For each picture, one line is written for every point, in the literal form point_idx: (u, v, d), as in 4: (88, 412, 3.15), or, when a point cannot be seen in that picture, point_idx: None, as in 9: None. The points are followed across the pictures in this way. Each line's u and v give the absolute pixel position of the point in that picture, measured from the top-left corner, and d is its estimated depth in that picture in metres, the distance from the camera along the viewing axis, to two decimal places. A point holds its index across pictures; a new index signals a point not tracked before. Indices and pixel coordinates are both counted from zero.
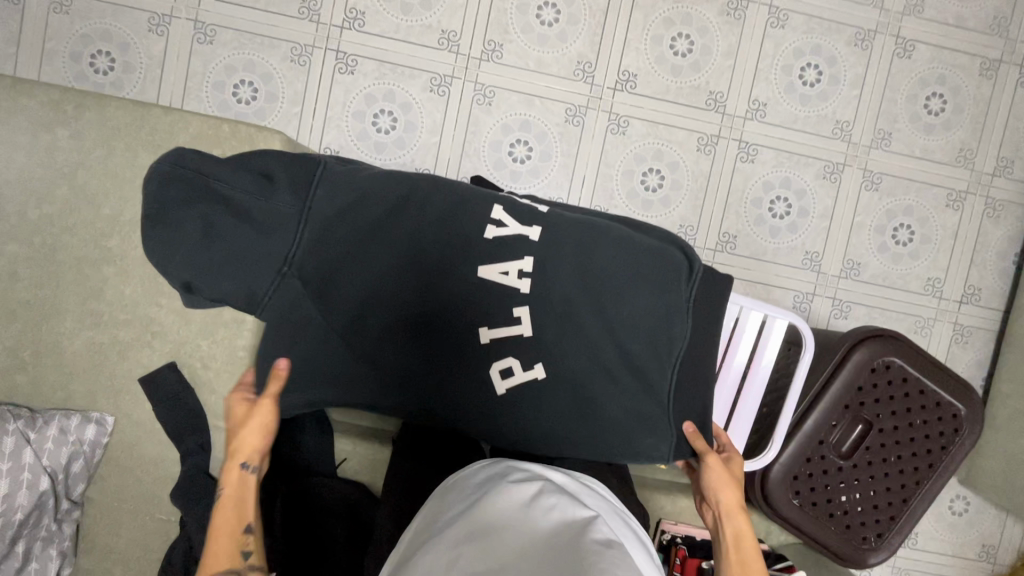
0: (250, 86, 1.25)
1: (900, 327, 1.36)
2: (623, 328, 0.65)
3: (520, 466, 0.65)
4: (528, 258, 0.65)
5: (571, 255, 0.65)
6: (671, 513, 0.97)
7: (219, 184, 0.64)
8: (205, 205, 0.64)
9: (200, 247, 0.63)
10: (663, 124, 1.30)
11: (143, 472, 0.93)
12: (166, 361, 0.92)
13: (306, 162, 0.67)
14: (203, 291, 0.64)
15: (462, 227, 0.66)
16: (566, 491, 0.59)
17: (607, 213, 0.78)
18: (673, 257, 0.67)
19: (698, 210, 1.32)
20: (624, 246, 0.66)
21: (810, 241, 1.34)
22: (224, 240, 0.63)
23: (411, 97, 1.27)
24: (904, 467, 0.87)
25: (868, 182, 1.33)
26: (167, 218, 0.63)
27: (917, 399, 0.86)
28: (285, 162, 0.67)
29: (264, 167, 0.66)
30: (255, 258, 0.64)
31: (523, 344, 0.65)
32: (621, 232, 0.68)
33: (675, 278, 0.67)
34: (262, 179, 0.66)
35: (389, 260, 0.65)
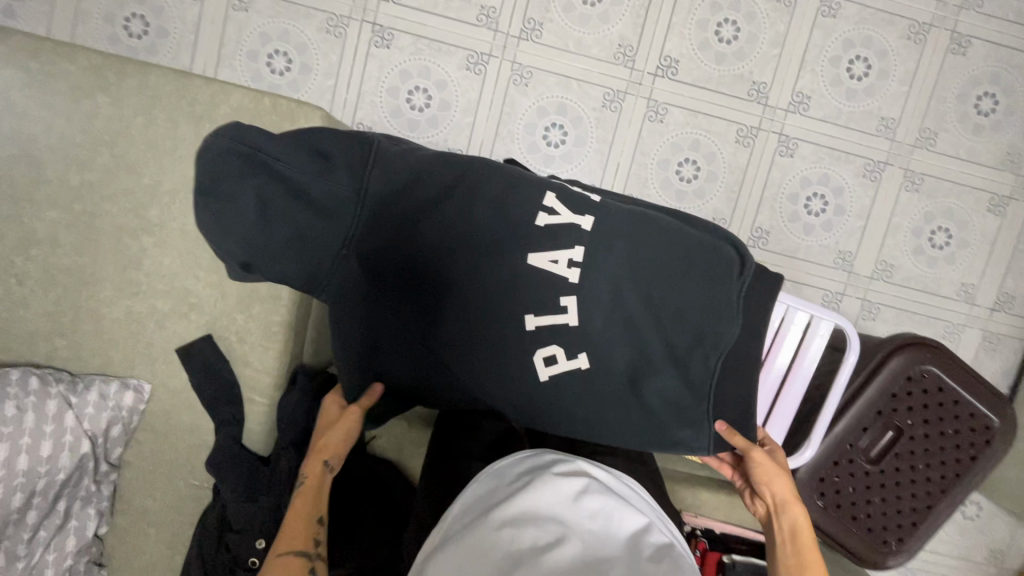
0: (284, 56, 1.23)
1: (929, 331, 1.35)
2: (671, 321, 0.65)
3: (563, 459, 0.65)
4: (578, 247, 0.65)
5: (623, 247, 0.65)
6: (691, 505, 0.99)
7: (278, 161, 0.64)
8: (264, 182, 0.64)
9: (259, 226, 0.65)
10: (702, 114, 1.27)
11: (179, 439, 0.95)
12: (203, 332, 0.93)
13: (359, 143, 0.68)
14: (261, 270, 0.67)
15: (514, 214, 0.66)
16: (609, 492, 0.60)
17: (657, 205, 0.78)
18: (725, 252, 0.67)
19: (731, 203, 1.30)
20: (675, 241, 0.66)
21: (844, 240, 1.32)
22: (282, 220, 0.65)
23: (447, 75, 1.24)
24: (932, 475, 0.86)
25: (909, 183, 1.30)
26: (224, 194, 0.64)
27: (950, 408, 0.85)
28: (340, 142, 0.68)
29: (319, 145, 0.67)
30: (315, 240, 0.66)
31: (569, 335, 0.65)
32: (673, 225, 0.68)
33: (726, 273, 0.67)
34: (318, 158, 0.66)
35: (440, 245, 0.66)
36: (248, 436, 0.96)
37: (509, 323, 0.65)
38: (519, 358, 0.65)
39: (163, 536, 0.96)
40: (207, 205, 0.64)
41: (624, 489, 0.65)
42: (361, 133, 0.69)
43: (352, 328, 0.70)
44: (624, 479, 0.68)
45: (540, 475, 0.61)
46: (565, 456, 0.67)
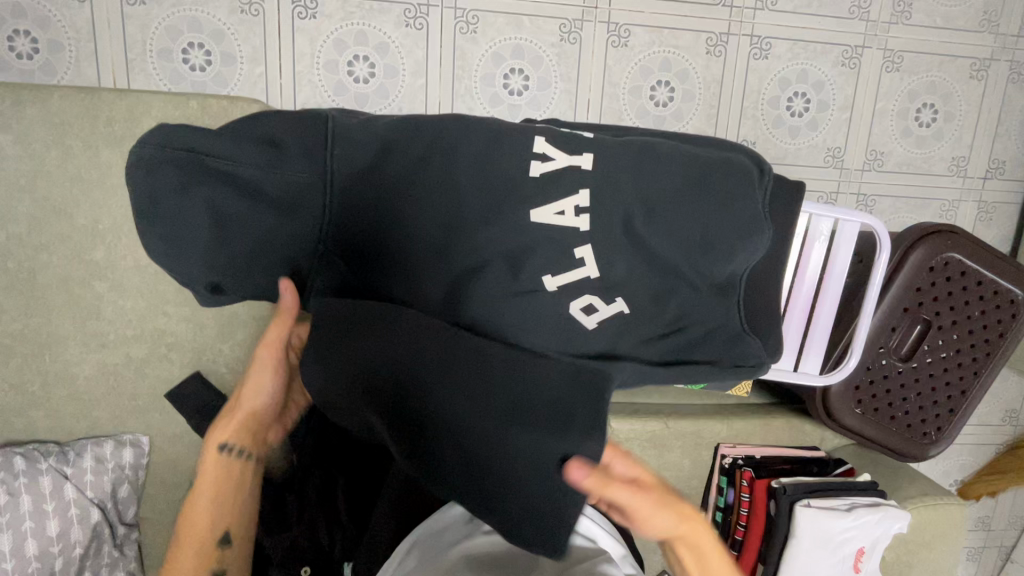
0: (201, 49, 1.09)
1: (926, 213, 1.33)
2: (700, 251, 0.60)
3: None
4: (583, 191, 0.59)
5: (632, 185, 0.59)
6: (727, 437, 0.98)
7: (228, 163, 0.54)
8: (213, 190, 0.54)
9: (220, 240, 0.55)
10: (668, 29, 1.17)
11: (194, 484, 0.90)
12: (190, 370, 0.86)
13: (317, 118, 0.58)
14: (232, 290, 0.57)
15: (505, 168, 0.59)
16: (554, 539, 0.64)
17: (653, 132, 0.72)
18: (741, 164, 0.63)
19: (712, 120, 1.23)
20: (682, 163, 0.61)
21: (831, 136, 1.26)
22: (246, 227, 0.55)
23: (387, 36, 1.12)
24: (962, 359, 0.85)
25: (890, 63, 1.24)
26: (166, 212, 0.54)
27: (975, 291, 0.83)
28: (298, 125, 0.58)
29: (267, 132, 0.57)
30: (287, 246, 0.57)
31: (592, 289, 0.59)
32: (675, 147, 0.62)
33: (748, 185, 0.62)
34: (270, 147, 0.56)
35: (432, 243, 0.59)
36: None
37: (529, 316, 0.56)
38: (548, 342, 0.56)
39: None
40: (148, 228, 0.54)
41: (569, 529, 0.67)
42: (311, 110, 0.59)
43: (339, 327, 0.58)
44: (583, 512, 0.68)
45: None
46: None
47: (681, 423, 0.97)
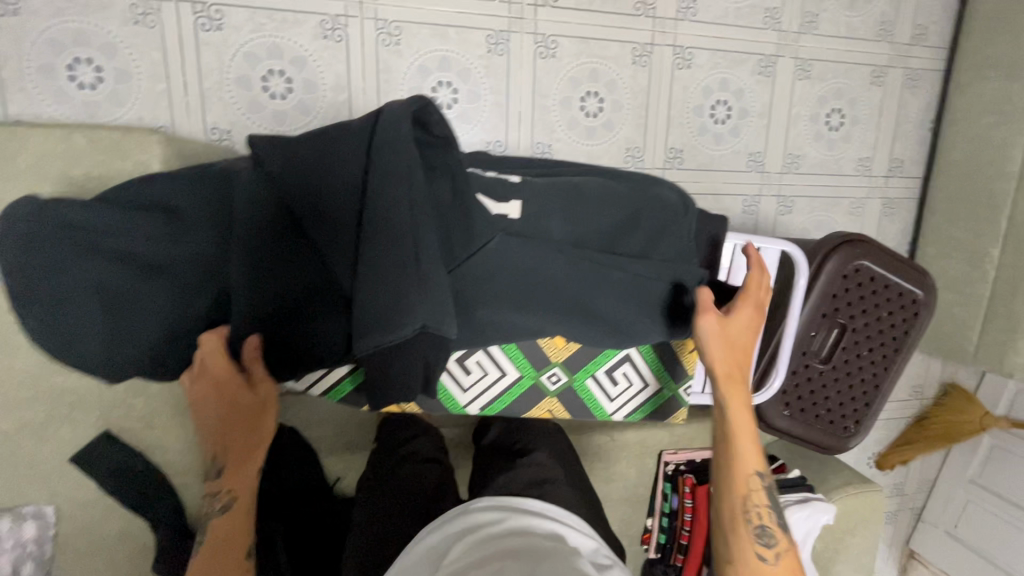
0: (91, 65, 0.98)
1: (839, 211, 1.42)
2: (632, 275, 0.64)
3: (499, 516, 0.71)
4: (514, 203, 0.61)
5: (559, 229, 0.62)
6: (670, 445, 1.01)
7: (110, 235, 0.56)
8: (96, 264, 0.55)
9: (118, 316, 0.57)
10: (594, 40, 1.18)
11: (113, 551, 0.82)
12: (100, 430, 0.78)
13: (216, 181, 0.59)
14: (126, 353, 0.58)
15: (381, 126, 0.55)
16: (510, 524, 0.70)
17: (581, 165, 0.75)
18: (660, 198, 0.68)
19: (642, 129, 1.25)
20: (606, 201, 0.64)
21: (753, 142, 1.32)
22: (144, 301, 0.57)
23: (303, 49, 1.06)
24: (875, 357, 0.91)
25: (801, 71, 1.31)
26: (53, 298, 0.55)
27: (883, 294, 0.89)
28: (200, 187, 0.59)
29: (160, 199, 0.58)
30: (188, 313, 0.59)
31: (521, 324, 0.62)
32: (600, 185, 0.65)
33: (672, 213, 0.67)
34: (164, 215, 0.58)
35: (334, 204, 0.54)
36: (193, 523, 0.84)
37: (380, 193, 0.52)
38: (396, 218, 0.52)
39: None
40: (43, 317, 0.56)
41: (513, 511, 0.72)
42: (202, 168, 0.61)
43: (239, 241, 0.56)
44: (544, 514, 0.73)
45: (479, 536, 0.67)
46: (500, 510, 0.72)
47: (625, 434, 1.00)
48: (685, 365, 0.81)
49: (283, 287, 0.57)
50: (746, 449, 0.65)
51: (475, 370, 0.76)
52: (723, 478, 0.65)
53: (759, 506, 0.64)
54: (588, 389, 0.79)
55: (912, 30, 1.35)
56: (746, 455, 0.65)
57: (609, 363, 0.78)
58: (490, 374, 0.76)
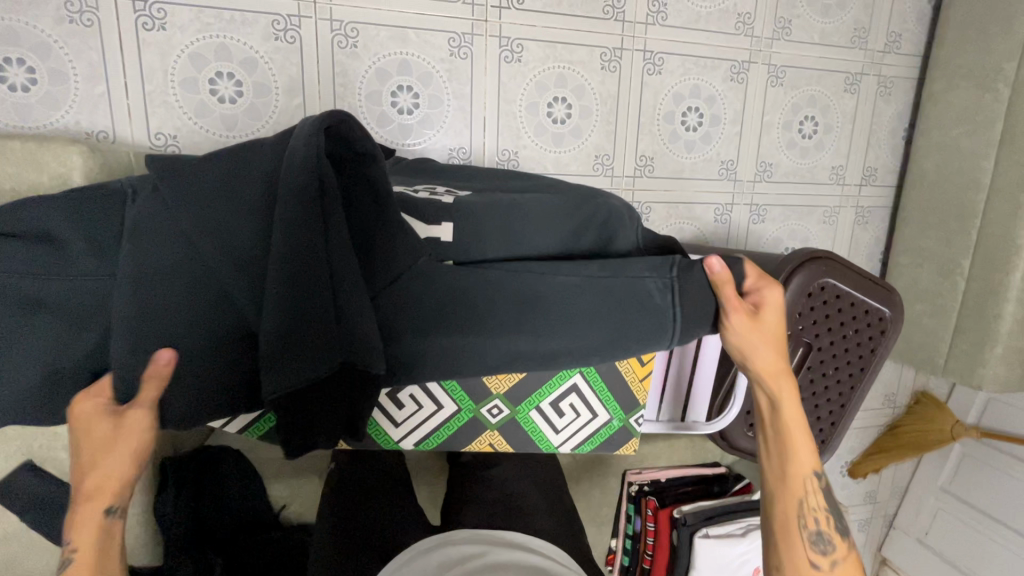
0: (22, 65, 0.92)
1: (812, 220, 1.40)
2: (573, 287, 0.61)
3: (474, 550, 0.65)
4: (447, 223, 0.63)
5: (492, 252, 0.63)
6: (634, 464, 0.98)
7: None
8: None
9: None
10: (561, 43, 1.14)
11: None
12: (21, 460, 0.73)
13: (107, 205, 0.56)
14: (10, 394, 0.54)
15: (288, 150, 0.53)
16: (485, 557, 0.64)
17: (518, 185, 0.76)
18: (599, 211, 0.66)
19: (611, 135, 1.22)
20: (536, 218, 0.64)
21: (724, 149, 1.29)
22: (25, 339, 0.54)
23: (253, 50, 1.00)
24: (841, 376, 0.89)
25: (774, 77, 1.28)
26: None
27: (848, 311, 0.87)
28: (88, 216, 0.55)
29: (45, 228, 0.55)
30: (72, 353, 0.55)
31: (458, 348, 0.59)
32: (537, 199, 0.66)
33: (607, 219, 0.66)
34: (48, 244, 0.54)
35: (238, 233, 0.53)
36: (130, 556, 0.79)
37: (286, 219, 0.51)
38: (313, 245, 0.51)
39: None
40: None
41: (490, 544, 0.67)
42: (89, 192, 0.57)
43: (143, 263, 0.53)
44: (521, 546, 0.67)
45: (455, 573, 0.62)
46: (478, 544, 0.67)
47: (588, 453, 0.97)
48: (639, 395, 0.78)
49: (192, 321, 0.54)
50: (797, 449, 0.64)
51: (409, 404, 0.72)
52: (779, 486, 0.63)
53: (817, 513, 0.62)
54: (532, 420, 0.76)
55: (886, 37, 1.33)
56: (799, 455, 0.64)
57: (556, 394, 0.75)
58: (426, 407, 0.72)
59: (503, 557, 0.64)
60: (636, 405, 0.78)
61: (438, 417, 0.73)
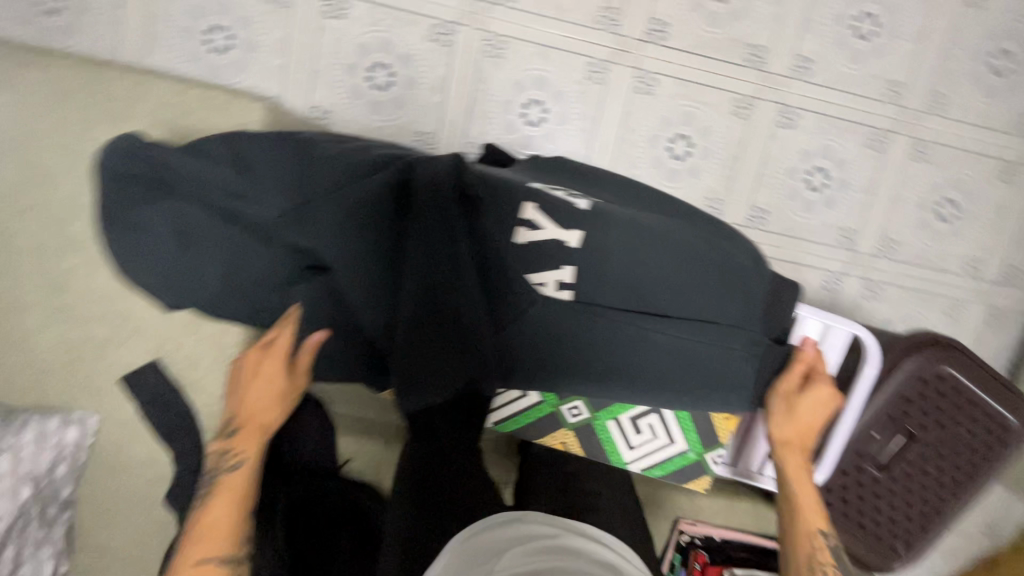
0: (224, 32, 1.08)
1: (933, 310, 1.29)
2: (684, 332, 0.58)
3: (552, 531, 0.55)
4: (576, 231, 0.57)
5: (615, 281, 0.57)
6: (690, 513, 0.94)
7: (183, 176, 0.57)
8: (174, 206, 0.57)
9: (184, 262, 0.58)
10: (696, 83, 1.15)
11: (135, 474, 0.87)
12: (150, 359, 0.84)
13: (291, 147, 0.59)
14: (175, 299, 0.60)
15: (422, 172, 0.57)
16: (565, 533, 0.55)
17: (660, 200, 0.70)
18: (736, 265, 0.60)
19: (728, 181, 1.20)
20: (671, 255, 0.58)
21: (846, 216, 1.23)
22: (192, 261, 0.57)
23: (410, 48, 1.11)
24: (944, 479, 0.81)
25: (917, 152, 1.21)
26: (133, 240, 0.58)
27: (965, 409, 0.79)
28: (275, 153, 0.58)
29: (237, 151, 0.59)
30: (218, 279, 0.58)
31: (556, 358, 0.58)
32: (677, 235, 0.59)
33: (742, 279, 0.60)
34: (237, 164, 0.58)
35: (393, 238, 0.55)
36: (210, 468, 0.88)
37: (418, 250, 0.53)
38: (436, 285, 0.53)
39: (130, 571, 0.90)
40: (133, 252, 0.59)
41: (562, 525, 0.57)
42: (293, 138, 0.60)
43: (279, 264, 0.58)
44: (600, 541, 0.56)
45: (527, 550, 0.52)
46: (554, 526, 0.56)
47: (643, 490, 0.94)
48: (719, 433, 0.74)
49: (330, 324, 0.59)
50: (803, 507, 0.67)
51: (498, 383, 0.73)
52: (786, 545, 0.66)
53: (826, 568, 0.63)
54: (609, 431, 0.74)
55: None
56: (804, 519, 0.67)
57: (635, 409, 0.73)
58: (512, 392, 0.73)
59: (587, 543, 0.54)
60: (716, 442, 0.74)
61: (520, 404, 0.74)
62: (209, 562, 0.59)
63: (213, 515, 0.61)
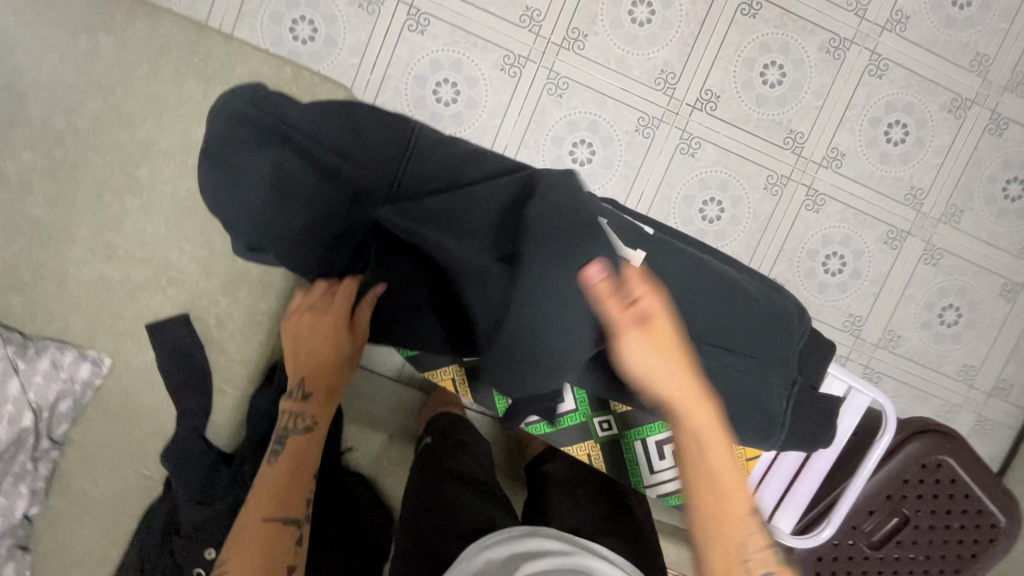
0: (309, 24, 1.15)
1: (924, 408, 1.33)
2: (726, 361, 0.62)
3: (564, 548, 0.55)
4: (640, 251, 0.62)
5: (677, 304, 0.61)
6: (675, 564, 0.94)
7: (293, 127, 0.60)
8: (279, 154, 0.59)
9: (276, 208, 0.60)
10: (737, 154, 1.23)
11: (132, 424, 0.85)
12: (180, 311, 0.85)
13: (397, 123, 0.63)
14: (258, 241, 0.63)
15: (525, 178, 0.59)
16: (575, 551, 0.55)
17: (702, 244, 0.76)
18: (781, 312, 0.65)
19: (750, 249, 1.26)
20: (729, 294, 0.63)
21: (856, 303, 1.29)
22: (282, 208, 0.60)
23: (479, 71, 1.18)
24: (930, 567, 0.82)
25: (928, 256, 1.28)
26: (236, 178, 0.62)
27: (959, 501, 0.82)
28: (381, 125, 0.62)
29: (350, 116, 0.62)
30: (303, 230, 0.61)
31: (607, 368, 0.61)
32: (732, 275, 0.65)
33: (784, 326, 0.65)
34: (347, 127, 0.61)
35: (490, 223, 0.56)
36: (211, 431, 0.87)
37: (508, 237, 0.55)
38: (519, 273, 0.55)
39: (97, 527, 0.84)
40: (230, 188, 0.62)
41: (574, 544, 0.57)
42: (405, 117, 0.63)
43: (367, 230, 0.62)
44: (612, 564, 0.56)
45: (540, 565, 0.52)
46: (566, 544, 0.56)
47: None
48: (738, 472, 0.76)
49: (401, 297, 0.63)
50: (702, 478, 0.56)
51: None
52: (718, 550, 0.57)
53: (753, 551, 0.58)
54: (633, 451, 0.75)
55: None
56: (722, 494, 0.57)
57: (662, 434, 0.74)
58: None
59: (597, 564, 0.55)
60: None
61: (554, 410, 0.73)
62: (273, 520, 0.70)
63: (270, 481, 0.73)
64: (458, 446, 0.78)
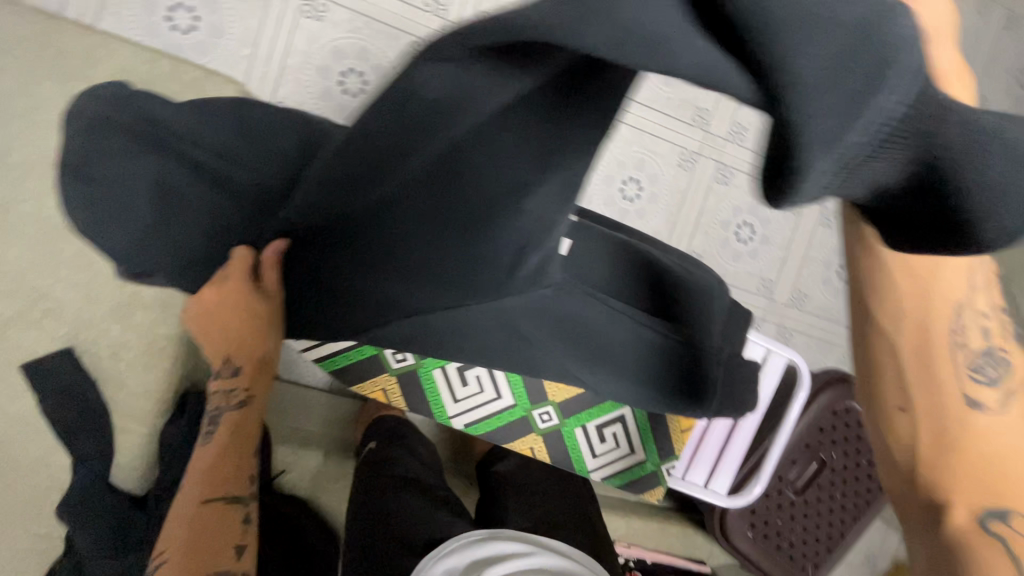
0: (189, 11, 1.03)
1: (831, 357, 1.46)
2: (649, 333, 0.65)
3: (522, 549, 0.57)
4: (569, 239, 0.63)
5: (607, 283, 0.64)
6: (625, 535, 0.97)
7: (173, 129, 0.54)
8: (159, 161, 0.53)
9: (162, 224, 0.54)
10: (650, 134, 1.26)
11: (16, 481, 0.73)
12: (62, 346, 0.74)
13: (299, 122, 0.59)
14: (138, 262, 0.54)
15: None
16: (533, 548, 0.58)
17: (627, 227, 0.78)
18: (699, 286, 0.70)
19: (670, 225, 1.31)
20: (644, 272, 0.66)
21: (767, 268, 1.38)
22: (171, 222, 0.54)
23: (387, 59, 1.12)
24: (847, 504, 0.90)
25: (824, 219, 1.39)
26: (99, 189, 0.53)
27: (866, 441, 0.90)
28: (280, 128, 0.58)
29: (241, 118, 0.57)
30: (199, 246, 0.56)
31: (538, 353, 0.60)
32: (649, 253, 0.68)
33: (704, 295, 0.69)
34: (237, 128, 0.56)
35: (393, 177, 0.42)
36: (117, 474, 0.77)
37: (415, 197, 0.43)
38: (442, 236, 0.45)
39: None
40: (92, 202, 0.53)
41: (532, 541, 0.60)
42: (305, 118, 0.60)
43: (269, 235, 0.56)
44: (569, 556, 0.59)
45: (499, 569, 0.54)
46: (527, 543, 0.59)
47: None
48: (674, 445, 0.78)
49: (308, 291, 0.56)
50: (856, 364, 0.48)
51: (472, 384, 0.71)
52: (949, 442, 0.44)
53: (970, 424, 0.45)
54: (575, 438, 0.75)
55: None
56: (924, 385, 0.44)
57: (602, 419, 0.75)
58: (486, 393, 0.71)
59: (554, 559, 0.57)
60: (671, 455, 0.78)
61: (492, 407, 0.72)
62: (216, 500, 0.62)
63: (211, 455, 0.65)
64: (405, 454, 0.74)
